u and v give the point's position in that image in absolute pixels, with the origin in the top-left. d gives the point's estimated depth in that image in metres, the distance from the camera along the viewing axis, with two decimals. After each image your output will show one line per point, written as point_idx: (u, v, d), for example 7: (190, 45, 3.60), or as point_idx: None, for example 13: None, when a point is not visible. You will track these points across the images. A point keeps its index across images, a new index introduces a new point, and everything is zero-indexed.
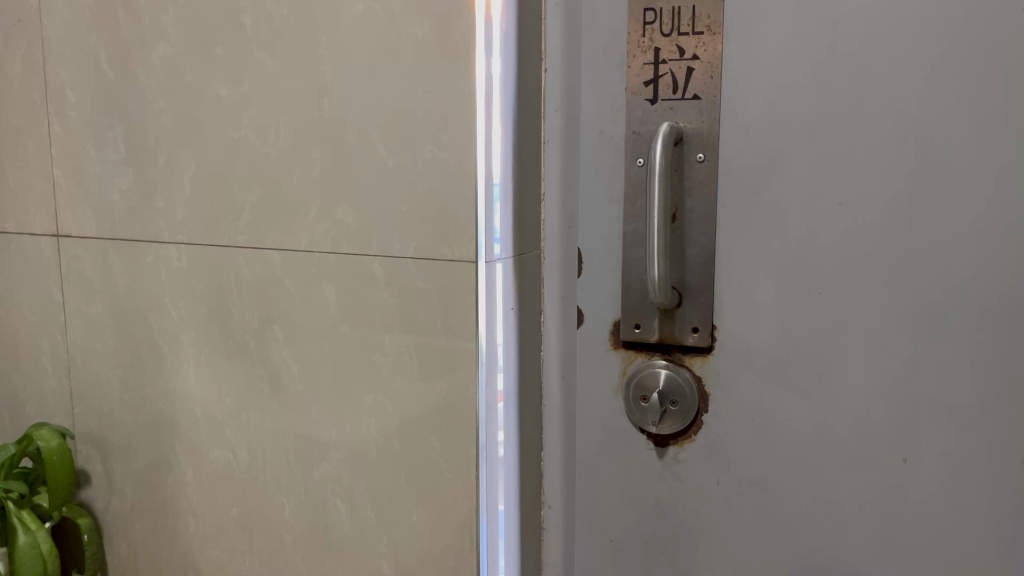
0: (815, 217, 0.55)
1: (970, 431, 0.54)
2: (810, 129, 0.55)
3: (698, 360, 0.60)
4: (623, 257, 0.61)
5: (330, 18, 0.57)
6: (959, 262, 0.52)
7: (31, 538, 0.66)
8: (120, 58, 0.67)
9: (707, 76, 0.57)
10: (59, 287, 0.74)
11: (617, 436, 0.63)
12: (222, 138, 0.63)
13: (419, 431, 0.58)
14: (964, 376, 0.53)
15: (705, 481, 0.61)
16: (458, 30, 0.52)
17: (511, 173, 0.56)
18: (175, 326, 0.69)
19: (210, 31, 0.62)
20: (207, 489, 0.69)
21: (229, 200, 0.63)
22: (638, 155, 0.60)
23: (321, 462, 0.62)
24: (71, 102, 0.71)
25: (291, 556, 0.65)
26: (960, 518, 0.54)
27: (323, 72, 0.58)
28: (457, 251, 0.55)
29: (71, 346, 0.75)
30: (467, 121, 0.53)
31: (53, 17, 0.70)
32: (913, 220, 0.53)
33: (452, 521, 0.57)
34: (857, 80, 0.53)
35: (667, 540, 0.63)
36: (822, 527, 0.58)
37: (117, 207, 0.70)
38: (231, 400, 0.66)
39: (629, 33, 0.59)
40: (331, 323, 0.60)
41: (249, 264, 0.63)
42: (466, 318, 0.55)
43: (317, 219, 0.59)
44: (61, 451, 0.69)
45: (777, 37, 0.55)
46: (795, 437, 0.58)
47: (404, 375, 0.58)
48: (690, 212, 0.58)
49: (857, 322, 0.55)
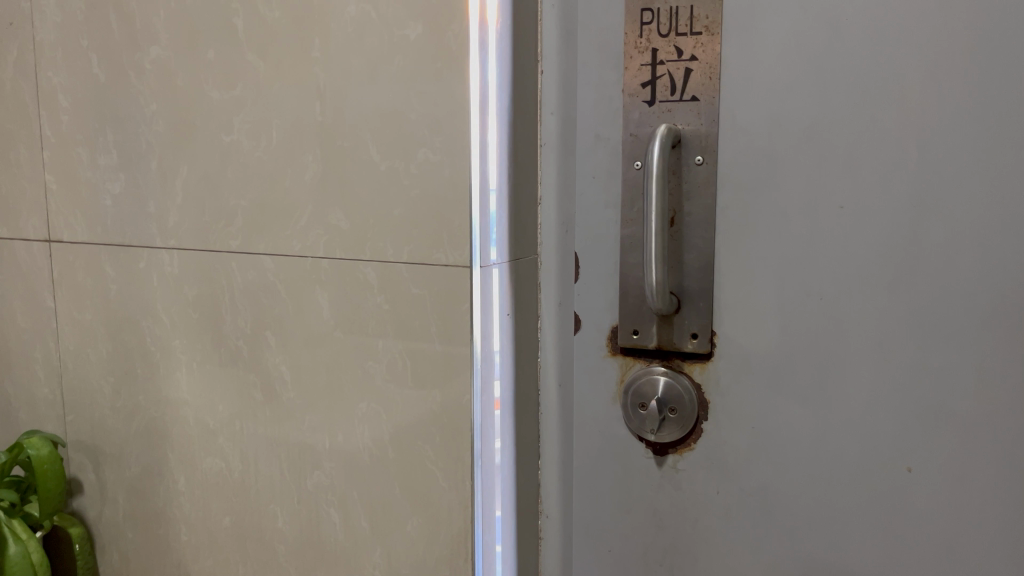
0: (816, 220, 0.54)
1: (975, 438, 0.52)
2: (811, 131, 0.53)
3: (697, 366, 0.59)
4: (621, 262, 0.60)
5: (321, 21, 0.56)
6: (963, 266, 0.51)
7: (22, 548, 0.65)
8: (112, 62, 0.66)
9: (706, 77, 0.56)
10: (52, 293, 0.73)
11: (616, 444, 0.62)
12: (214, 142, 0.62)
13: (413, 440, 0.57)
14: (968, 383, 0.52)
15: (705, 490, 0.60)
16: (452, 31, 0.51)
17: (507, 177, 0.55)
18: (167, 332, 0.68)
19: (202, 34, 0.61)
20: (200, 498, 0.68)
21: (221, 205, 0.63)
22: (636, 158, 0.59)
23: (315, 471, 0.61)
24: (64, 106, 0.70)
25: (285, 566, 0.64)
26: (966, 529, 0.53)
27: (315, 76, 0.57)
28: (451, 256, 0.53)
29: (63, 352, 0.74)
30: (461, 124, 0.52)
31: (45, 21, 0.69)
32: (915, 224, 0.52)
33: (447, 531, 0.56)
34: (859, 81, 0.52)
35: (666, 550, 0.62)
36: (824, 537, 0.57)
37: (109, 213, 0.69)
38: (224, 408, 0.66)
39: (626, 33, 0.57)
40: (324, 329, 0.59)
41: (242, 269, 0.62)
42: (460, 325, 0.54)
43: (310, 224, 0.59)
44: (53, 459, 0.69)
45: (776, 36, 0.53)
46: (796, 445, 0.57)
47: (398, 383, 0.57)
48: (688, 216, 0.57)
49: (859, 328, 0.54)
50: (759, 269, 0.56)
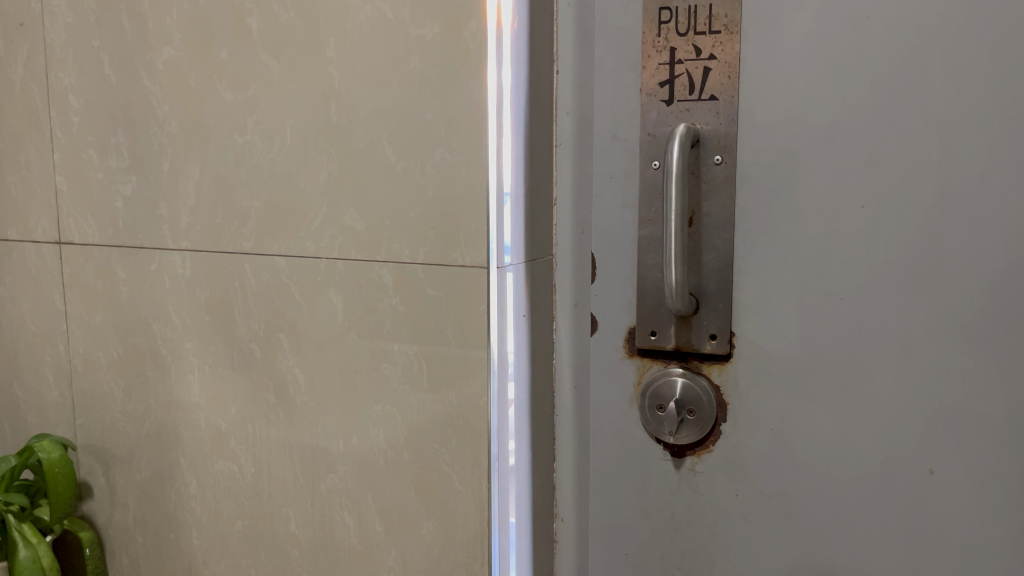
0: (836, 220, 0.54)
1: (997, 441, 0.52)
2: (831, 130, 0.53)
3: (716, 368, 0.58)
4: (638, 263, 0.60)
5: (336, 21, 0.55)
6: (985, 266, 0.51)
7: (31, 552, 0.65)
8: (124, 63, 0.66)
9: (724, 76, 0.55)
10: (62, 295, 0.73)
11: (632, 446, 0.62)
12: (227, 142, 0.62)
13: (429, 443, 0.56)
14: (992, 386, 0.52)
15: (723, 494, 0.59)
16: (470, 30, 0.51)
17: (523, 178, 0.55)
18: (178, 335, 0.68)
19: (215, 35, 0.61)
20: (212, 501, 0.68)
21: (234, 206, 0.62)
22: (653, 158, 0.58)
23: (329, 474, 0.61)
24: (75, 107, 0.69)
25: (298, 569, 0.64)
26: (989, 533, 0.53)
27: (330, 76, 0.56)
28: (469, 257, 0.53)
29: (73, 355, 0.74)
30: (479, 125, 0.52)
31: (56, 21, 0.69)
32: (938, 224, 0.51)
33: (463, 533, 0.56)
34: (881, 81, 0.51)
35: (685, 554, 0.61)
36: (843, 542, 0.56)
37: (120, 214, 0.69)
38: (235, 410, 0.65)
39: (644, 32, 0.57)
40: (339, 331, 0.59)
41: (254, 272, 0.62)
42: (478, 327, 0.53)
43: (323, 226, 0.58)
44: (63, 463, 0.68)
45: (798, 35, 0.53)
46: (817, 448, 0.56)
47: (414, 385, 0.56)
48: (708, 216, 0.57)
49: (881, 329, 0.53)
50: (779, 269, 0.55)
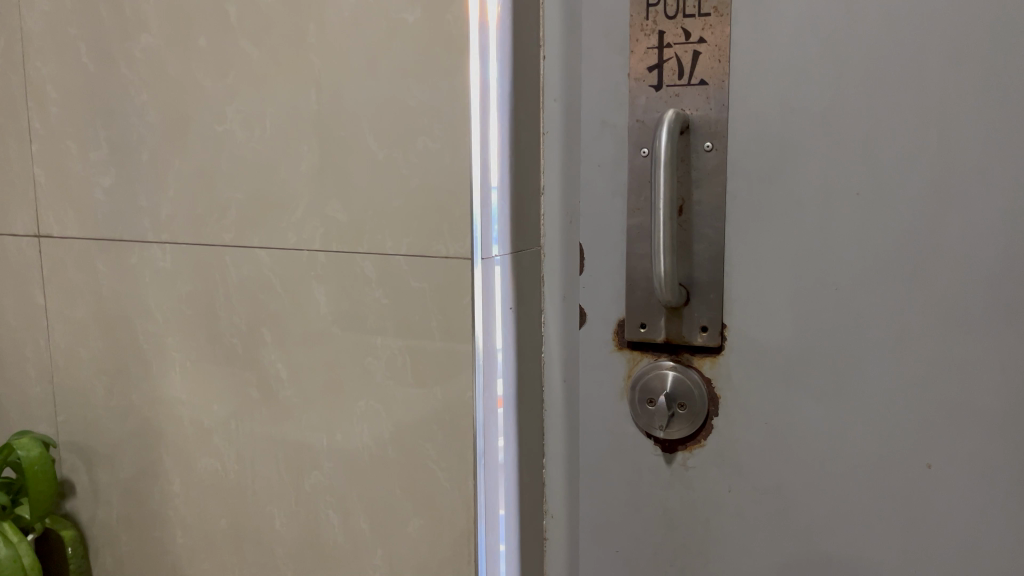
0: (831, 208, 0.52)
1: (997, 434, 0.50)
2: (825, 115, 0.51)
3: (707, 361, 0.57)
4: (628, 253, 0.58)
5: (316, 6, 0.54)
6: (984, 254, 0.49)
7: (12, 551, 0.64)
8: (102, 51, 0.64)
9: (714, 60, 0.54)
10: (43, 290, 0.72)
11: (623, 441, 0.60)
12: (207, 132, 0.60)
13: (415, 438, 0.55)
14: (991, 378, 0.50)
15: (716, 489, 0.58)
16: (451, 14, 0.50)
17: (508, 167, 0.54)
18: (160, 329, 0.66)
19: (193, 21, 0.59)
20: (196, 498, 0.67)
21: (214, 197, 0.61)
22: (643, 145, 0.57)
23: (314, 471, 0.60)
24: (53, 98, 0.68)
25: (284, 567, 0.63)
26: (989, 527, 0.51)
27: (311, 63, 0.55)
28: (453, 248, 0.52)
29: (55, 351, 0.72)
30: (462, 113, 0.50)
31: (32, 9, 0.67)
32: (935, 212, 0.50)
33: (450, 532, 0.55)
34: (876, 64, 0.50)
35: (678, 551, 0.60)
36: (840, 537, 0.55)
37: (100, 206, 0.67)
38: (219, 407, 0.64)
39: (632, 16, 0.55)
40: (323, 325, 0.57)
41: (236, 264, 0.61)
42: (462, 320, 0.52)
43: (305, 217, 0.57)
44: (43, 461, 0.67)
45: (790, 17, 0.51)
46: (811, 442, 0.55)
47: (399, 379, 0.55)
48: (698, 204, 0.55)
49: (877, 319, 0.52)
50: (772, 258, 0.54)
